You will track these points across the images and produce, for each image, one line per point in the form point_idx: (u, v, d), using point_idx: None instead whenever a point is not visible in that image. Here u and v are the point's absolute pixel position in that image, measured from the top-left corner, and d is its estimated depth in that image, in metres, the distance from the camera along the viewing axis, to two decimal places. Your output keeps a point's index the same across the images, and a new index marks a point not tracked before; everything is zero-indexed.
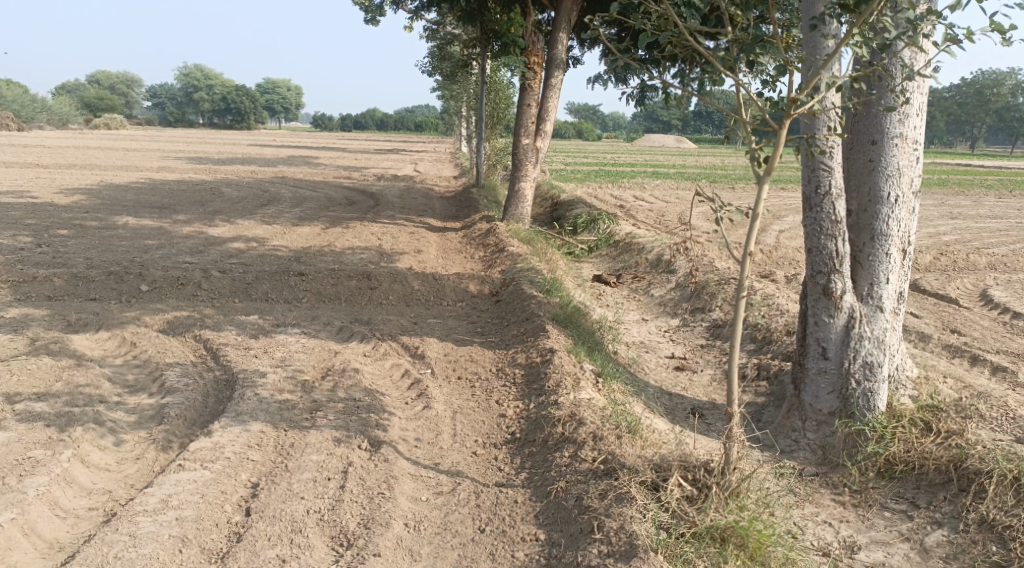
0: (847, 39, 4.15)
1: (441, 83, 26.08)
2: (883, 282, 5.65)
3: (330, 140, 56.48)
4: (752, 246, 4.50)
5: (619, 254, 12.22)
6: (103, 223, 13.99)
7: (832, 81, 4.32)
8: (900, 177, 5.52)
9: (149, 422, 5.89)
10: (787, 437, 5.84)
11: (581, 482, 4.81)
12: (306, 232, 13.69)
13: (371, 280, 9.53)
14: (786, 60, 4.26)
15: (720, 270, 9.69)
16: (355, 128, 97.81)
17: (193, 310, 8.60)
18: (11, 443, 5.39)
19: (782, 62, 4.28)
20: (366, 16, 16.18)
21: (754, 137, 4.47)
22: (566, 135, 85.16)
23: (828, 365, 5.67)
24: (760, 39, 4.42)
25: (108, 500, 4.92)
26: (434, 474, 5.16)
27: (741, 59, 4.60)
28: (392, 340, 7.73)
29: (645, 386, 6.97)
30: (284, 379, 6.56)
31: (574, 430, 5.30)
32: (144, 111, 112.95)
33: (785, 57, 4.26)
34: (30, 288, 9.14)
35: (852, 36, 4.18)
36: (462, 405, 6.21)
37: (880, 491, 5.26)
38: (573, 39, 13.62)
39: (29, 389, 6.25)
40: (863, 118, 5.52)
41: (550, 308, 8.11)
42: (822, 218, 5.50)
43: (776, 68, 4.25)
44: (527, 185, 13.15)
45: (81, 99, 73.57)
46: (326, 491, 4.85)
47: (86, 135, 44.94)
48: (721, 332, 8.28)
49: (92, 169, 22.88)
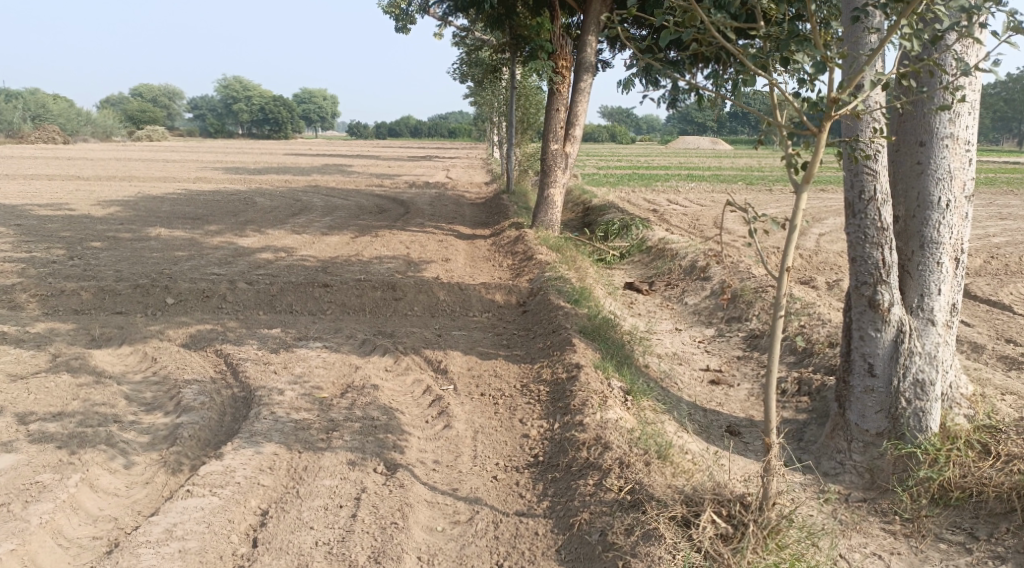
0: (894, 29, 3.73)
1: (472, 89, 25.85)
2: (934, 293, 5.25)
3: (364, 148, 57.12)
4: (790, 259, 4.11)
5: (652, 261, 11.85)
6: (137, 235, 14.01)
7: (877, 79, 3.91)
8: (952, 180, 5.12)
9: (162, 442, 5.68)
10: (831, 459, 5.46)
11: (605, 514, 4.48)
12: (335, 241, 13.55)
13: (396, 290, 9.30)
14: (826, 56, 3.86)
15: (758, 278, 9.30)
16: (390, 134, 98.32)
17: (217, 323, 8.44)
18: (20, 466, 5.23)
19: (821, 59, 3.88)
20: (396, 24, 16.02)
21: (791, 141, 4.08)
22: (599, 139, 84.95)
23: (875, 383, 5.28)
24: (796, 33, 4.03)
25: (114, 529, 4.72)
26: (451, 501, 4.88)
27: (775, 56, 4.20)
28: (414, 353, 7.48)
29: (678, 402, 6.63)
30: (301, 396, 6.33)
31: (599, 455, 4.98)
32: (186, 123, 115.20)
33: (825, 53, 3.85)
34: (57, 301, 9.08)
35: (899, 28, 3.76)
36: (484, 424, 5.94)
37: (934, 520, 4.86)
38: (602, 42, 13.25)
39: (45, 408, 6.11)
40: (910, 118, 5.13)
41: (577, 319, 7.77)
42: (866, 225, 5.14)
43: (814, 65, 3.85)
44: (557, 192, 12.82)
45: (125, 112, 75.32)
46: (336, 521, 4.60)
47: (127, 147, 45.71)
48: (759, 343, 7.91)
49: (131, 180, 23.10)
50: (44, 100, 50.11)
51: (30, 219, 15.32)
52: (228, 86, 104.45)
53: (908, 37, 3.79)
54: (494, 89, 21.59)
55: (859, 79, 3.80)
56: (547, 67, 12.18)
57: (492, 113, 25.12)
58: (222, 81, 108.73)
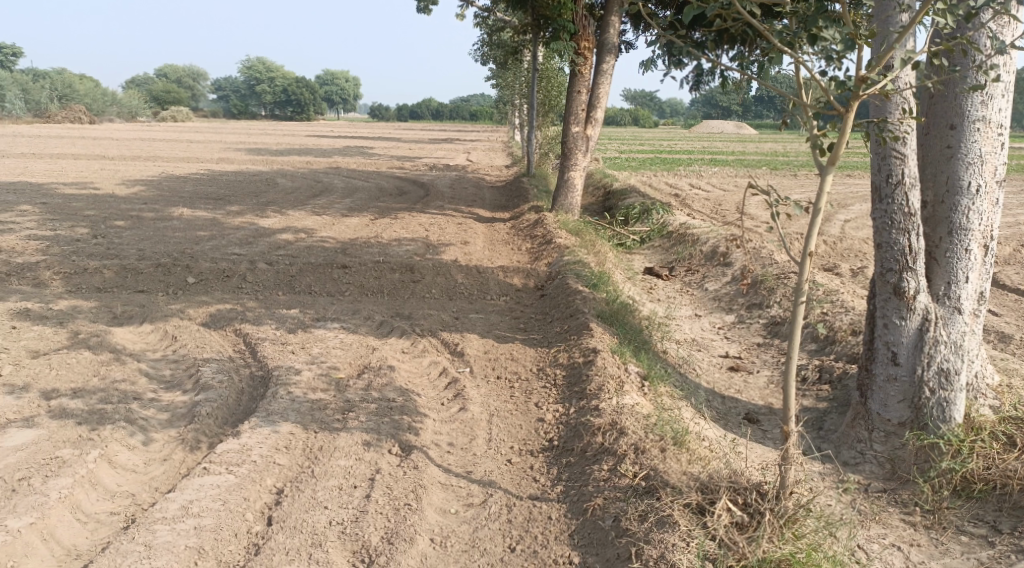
0: (927, 5, 3.61)
1: (494, 70, 25.67)
2: (962, 281, 5.14)
3: (385, 130, 57.13)
4: (813, 243, 4.02)
5: (673, 246, 11.75)
6: (159, 214, 14.10)
7: (908, 57, 3.79)
8: (983, 165, 5.00)
9: (180, 420, 5.71)
10: (851, 448, 5.39)
11: (619, 500, 4.45)
12: (355, 223, 13.54)
13: (414, 273, 9.31)
14: (855, 33, 3.74)
15: (780, 264, 9.19)
16: (412, 117, 98.19)
17: (237, 303, 8.47)
18: (40, 441, 5.28)
19: (850, 36, 3.77)
20: (418, 5, 15.91)
21: (817, 122, 3.98)
22: (622, 123, 84.32)
23: (898, 372, 5.20)
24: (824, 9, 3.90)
25: (131, 504, 4.75)
26: (465, 483, 4.87)
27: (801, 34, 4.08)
28: (431, 336, 7.47)
29: (696, 388, 6.58)
30: (318, 377, 6.34)
31: (614, 441, 4.94)
32: (209, 104, 115.73)
33: (854, 30, 3.74)
34: (80, 279, 9.14)
35: (932, 5, 3.65)
36: (500, 407, 5.92)
37: (956, 512, 4.79)
38: (625, 24, 13.05)
39: (66, 384, 6.16)
40: (941, 100, 5.01)
41: (595, 304, 7.71)
42: (893, 210, 5.04)
43: (843, 42, 3.74)
44: (578, 175, 12.74)
45: (150, 92, 75.80)
46: (351, 501, 4.60)
47: (152, 127, 45.98)
48: (780, 331, 7.82)
49: (155, 161, 23.23)
50: (71, 80, 50.53)
51: (55, 197, 15.45)
52: (251, 68, 104.55)
53: (941, 14, 3.68)
54: (516, 71, 21.43)
55: (889, 57, 3.69)
56: (569, 48, 12.05)
57: (513, 96, 24.95)
58: (245, 63, 108.74)
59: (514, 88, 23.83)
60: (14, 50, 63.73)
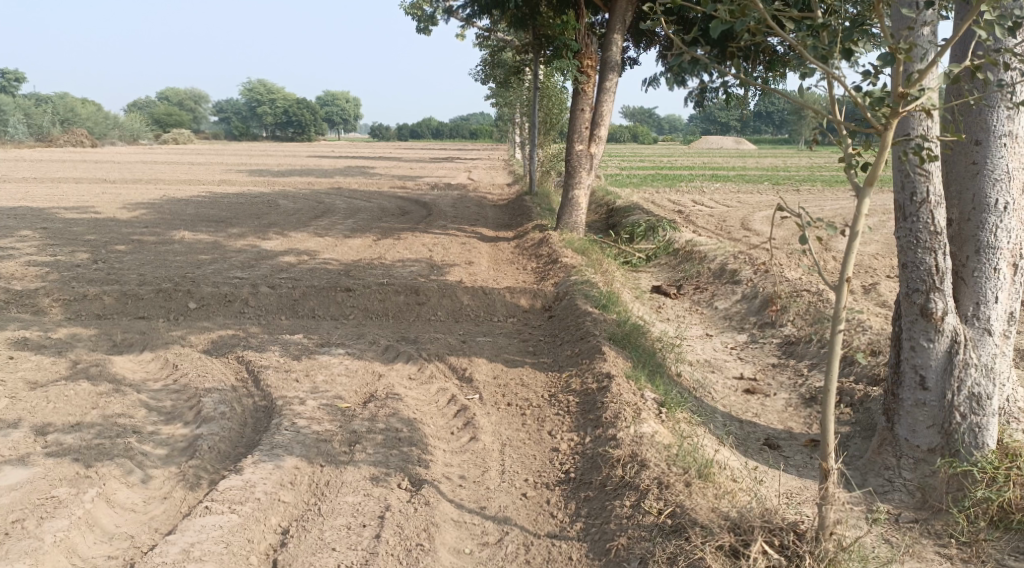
0: (972, 14, 3.41)
1: (494, 89, 25.62)
2: (991, 301, 4.97)
3: (384, 149, 57.20)
4: (850, 267, 3.83)
5: (680, 264, 11.56)
6: (161, 238, 13.93)
7: (951, 70, 3.57)
8: (1010, 181, 4.83)
9: (180, 455, 5.51)
10: (878, 476, 5.19)
11: (644, 539, 4.24)
12: (358, 244, 13.38)
13: (420, 295, 9.10)
14: (895, 45, 3.52)
15: (792, 281, 8.99)
16: (412, 137, 98.43)
17: (239, 328, 8.29)
18: (35, 480, 5.07)
19: (889, 50, 3.55)
20: (419, 25, 15.85)
21: (852, 139, 3.78)
22: (621, 140, 84.34)
23: (927, 397, 5.00)
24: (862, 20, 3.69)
25: (130, 547, 4.54)
26: (479, 520, 4.66)
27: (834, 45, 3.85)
28: (438, 360, 7.27)
29: (713, 413, 6.38)
30: (323, 406, 6.14)
31: (635, 474, 4.73)
32: (210, 126, 116.19)
33: (893, 43, 3.52)
34: (80, 306, 8.95)
35: (978, 16, 3.43)
36: (512, 436, 5.72)
37: (995, 544, 4.58)
38: (628, 42, 12.95)
39: (63, 418, 5.96)
40: (965, 115, 4.84)
41: (606, 326, 7.50)
42: (918, 228, 4.86)
43: (882, 56, 3.53)
44: (582, 193, 12.58)
45: (151, 116, 75.98)
46: (359, 542, 4.39)
47: (152, 149, 46.03)
48: (796, 351, 7.62)
49: (156, 184, 23.11)
50: (72, 104, 50.64)
51: (56, 222, 15.30)
52: (253, 89, 104.64)
53: (987, 25, 3.47)
54: (517, 90, 21.37)
55: (930, 71, 3.50)
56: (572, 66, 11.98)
57: (515, 114, 24.87)
58: (245, 84, 108.69)
59: (514, 106, 23.72)
60: (17, 75, 63.69)
